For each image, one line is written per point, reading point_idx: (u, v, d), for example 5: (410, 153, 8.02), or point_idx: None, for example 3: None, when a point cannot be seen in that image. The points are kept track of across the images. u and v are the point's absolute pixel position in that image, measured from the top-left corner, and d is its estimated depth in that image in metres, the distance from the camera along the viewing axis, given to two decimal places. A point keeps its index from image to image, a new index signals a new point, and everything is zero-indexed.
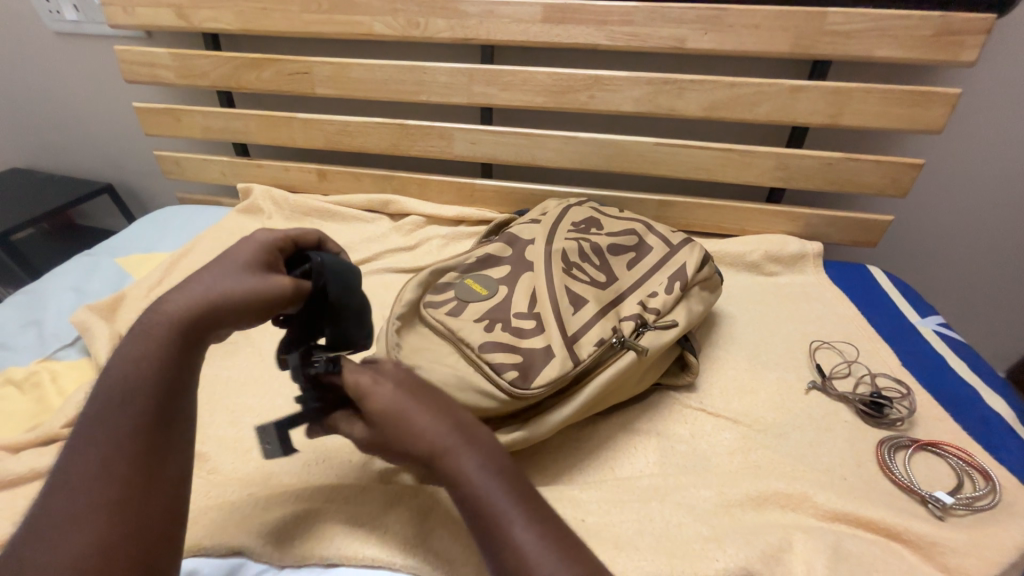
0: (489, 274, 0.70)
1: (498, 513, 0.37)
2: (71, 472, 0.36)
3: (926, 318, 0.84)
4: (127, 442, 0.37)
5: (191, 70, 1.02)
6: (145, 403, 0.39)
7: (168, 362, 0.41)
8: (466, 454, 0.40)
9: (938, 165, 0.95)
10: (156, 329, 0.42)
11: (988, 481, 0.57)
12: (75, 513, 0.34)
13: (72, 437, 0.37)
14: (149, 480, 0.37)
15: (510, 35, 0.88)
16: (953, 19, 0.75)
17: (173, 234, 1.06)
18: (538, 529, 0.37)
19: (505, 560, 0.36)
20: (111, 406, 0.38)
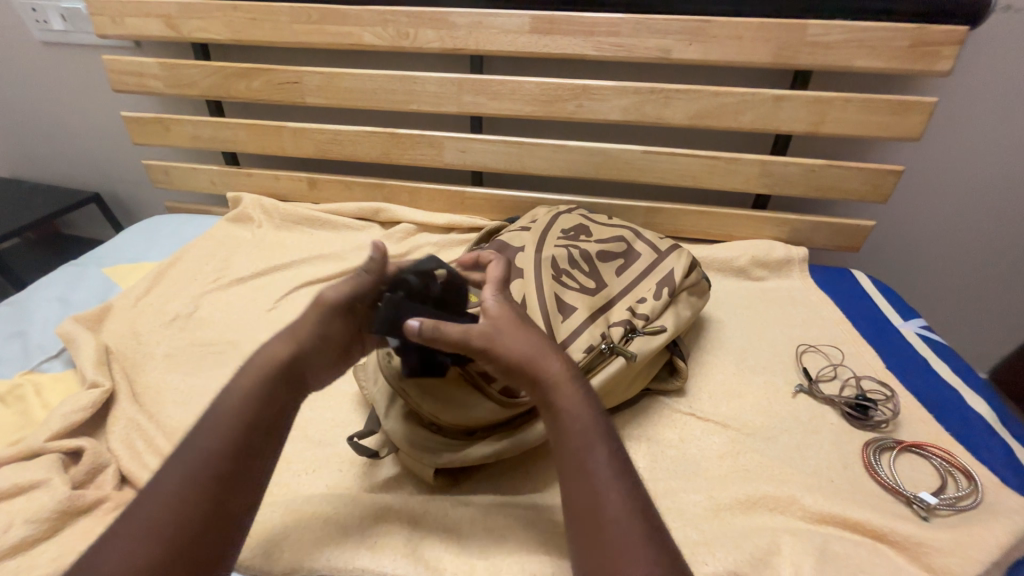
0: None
1: (598, 453, 0.43)
2: (162, 487, 0.41)
3: (909, 320, 0.85)
4: (208, 470, 0.42)
5: (181, 79, 1.02)
6: (235, 437, 0.44)
7: (257, 403, 0.47)
8: (579, 396, 0.46)
9: (918, 172, 0.98)
10: (258, 368, 0.48)
11: (970, 481, 0.58)
12: (152, 530, 0.39)
13: (173, 453, 0.44)
14: (216, 512, 0.41)
15: (498, 45, 0.89)
16: (928, 31, 0.78)
17: (162, 243, 1.06)
18: (620, 479, 0.42)
19: (594, 488, 0.42)
20: (209, 432, 0.44)
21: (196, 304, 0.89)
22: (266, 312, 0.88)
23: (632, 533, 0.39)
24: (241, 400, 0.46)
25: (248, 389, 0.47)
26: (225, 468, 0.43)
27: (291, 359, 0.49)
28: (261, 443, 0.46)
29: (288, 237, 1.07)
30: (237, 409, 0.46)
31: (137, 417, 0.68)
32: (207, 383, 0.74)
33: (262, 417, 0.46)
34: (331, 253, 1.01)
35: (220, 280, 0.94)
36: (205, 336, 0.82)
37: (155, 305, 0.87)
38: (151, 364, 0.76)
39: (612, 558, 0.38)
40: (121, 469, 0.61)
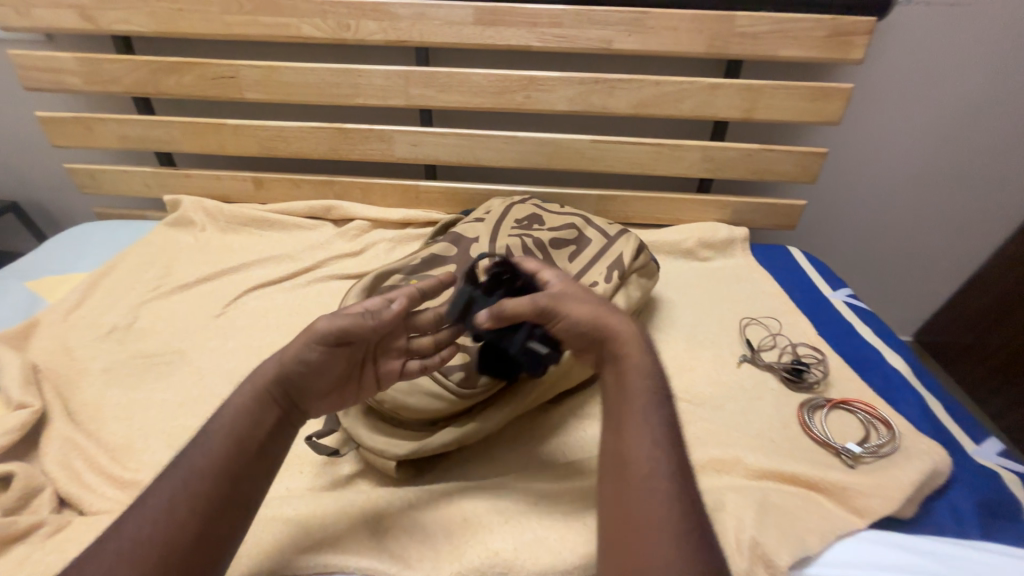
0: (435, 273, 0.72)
1: (656, 411, 0.45)
2: (149, 504, 0.40)
3: (838, 290, 0.93)
4: (196, 488, 0.40)
5: (102, 75, 0.95)
6: (227, 453, 0.43)
7: (251, 419, 0.45)
8: (645, 360, 0.48)
9: (841, 153, 1.06)
10: (254, 384, 0.47)
11: (889, 429, 0.65)
12: (128, 550, 0.37)
13: (166, 467, 0.42)
14: (203, 531, 0.39)
15: (443, 37, 0.89)
16: (842, 22, 0.84)
17: (93, 252, 0.99)
18: (665, 439, 0.43)
19: (648, 439, 0.43)
20: (202, 448, 0.43)
21: (135, 314, 0.84)
22: (214, 318, 0.85)
23: (669, 490, 0.40)
24: (235, 417, 0.45)
25: (244, 405, 0.46)
26: (217, 485, 0.41)
27: (290, 379, 0.47)
28: (255, 462, 0.44)
29: (235, 240, 1.03)
30: (231, 426, 0.44)
31: (74, 436, 0.64)
32: (152, 395, 0.71)
33: (255, 433, 0.45)
34: (283, 254, 0.98)
35: (161, 288, 0.89)
36: (147, 347, 0.78)
37: (88, 317, 0.82)
38: (87, 380, 0.72)
39: (639, 501, 0.40)
40: (59, 491, 0.58)
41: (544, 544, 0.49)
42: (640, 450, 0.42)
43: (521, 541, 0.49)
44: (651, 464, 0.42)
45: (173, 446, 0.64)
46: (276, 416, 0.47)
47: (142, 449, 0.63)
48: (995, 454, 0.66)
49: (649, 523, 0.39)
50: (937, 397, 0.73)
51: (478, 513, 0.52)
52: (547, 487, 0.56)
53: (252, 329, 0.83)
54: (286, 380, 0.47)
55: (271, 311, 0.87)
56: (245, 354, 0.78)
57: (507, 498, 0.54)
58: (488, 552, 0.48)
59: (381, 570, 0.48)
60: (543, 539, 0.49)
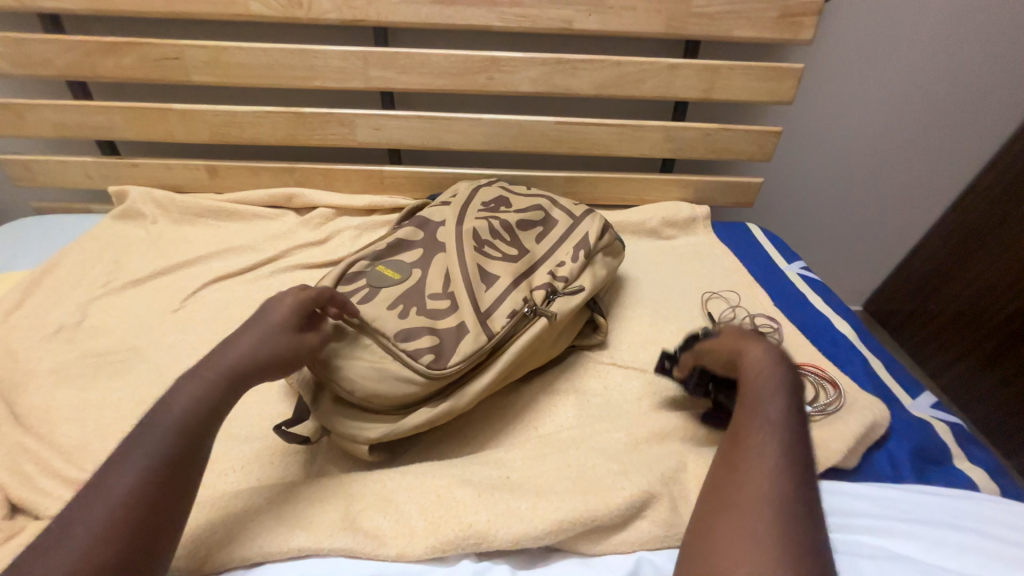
0: (402, 258, 0.71)
1: (778, 408, 0.46)
2: (98, 489, 0.40)
3: (792, 263, 0.98)
4: (146, 472, 0.41)
5: (30, 57, 0.88)
6: (179, 438, 0.44)
7: (207, 407, 0.47)
8: (776, 368, 0.50)
9: (795, 132, 1.10)
10: (208, 373, 0.49)
11: (835, 389, 0.69)
12: (75, 533, 0.37)
13: (115, 457, 0.42)
14: (162, 513, 0.41)
15: (401, 17, 0.86)
16: (792, 3, 0.87)
17: (33, 248, 0.92)
18: (786, 433, 0.44)
19: (763, 426, 0.44)
20: (153, 432, 0.44)
21: (84, 312, 0.80)
22: (172, 313, 0.82)
23: (774, 471, 0.41)
24: (187, 404, 0.46)
25: (196, 393, 0.47)
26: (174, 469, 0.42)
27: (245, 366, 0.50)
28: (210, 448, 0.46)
29: (191, 232, 0.98)
30: (182, 412, 0.45)
31: (24, 441, 0.61)
32: (108, 395, 0.68)
33: (211, 421, 0.47)
34: (243, 245, 0.94)
35: (111, 284, 0.84)
36: (99, 345, 0.75)
37: (30, 318, 0.77)
38: (35, 383, 0.68)
39: (739, 482, 0.41)
40: (10, 498, 0.55)
41: (516, 513, 0.50)
42: (746, 434, 0.44)
43: (494, 512, 0.50)
44: (755, 445, 0.43)
45: None
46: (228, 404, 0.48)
47: (100, 449, 0.61)
48: (929, 406, 0.72)
49: (746, 502, 0.39)
50: (880, 358, 0.79)
51: (451, 489, 0.52)
52: (519, 461, 0.57)
53: (214, 323, 0.81)
54: (245, 369, 0.50)
55: (233, 304, 0.85)
56: (207, 348, 0.76)
57: (480, 473, 0.55)
58: (462, 525, 0.49)
59: (356, 549, 0.48)
60: (515, 509, 0.51)
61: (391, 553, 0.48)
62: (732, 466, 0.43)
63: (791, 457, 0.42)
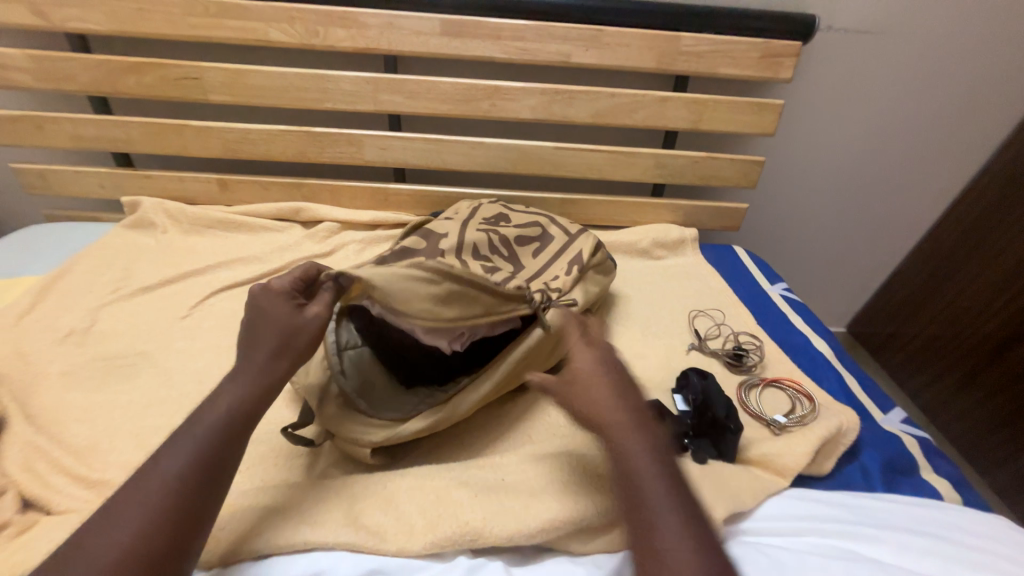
0: (407, 263, 0.74)
1: (635, 434, 0.47)
2: (151, 475, 0.44)
3: (775, 284, 1.03)
4: (195, 460, 0.45)
5: (55, 74, 0.92)
6: (221, 430, 0.48)
7: (247, 396, 0.51)
8: (609, 394, 0.50)
9: (777, 161, 1.17)
10: (246, 365, 0.52)
11: (811, 401, 0.73)
12: (132, 516, 0.41)
13: (166, 444, 0.46)
14: (205, 498, 0.44)
15: (411, 47, 0.92)
16: (772, 45, 0.94)
17: (45, 255, 0.95)
18: (658, 457, 0.46)
19: (630, 457, 0.46)
20: (199, 425, 0.48)
21: (94, 317, 0.82)
22: (180, 320, 0.85)
23: (663, 500, 0.43)
24: (230, 399, 0.50)
25: (238, 390, 0.51)
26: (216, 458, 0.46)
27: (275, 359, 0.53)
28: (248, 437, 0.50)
29: (199, 242, 1.02)
30: (226, 406, 0.49)
31: (36, 439, 0.63)
32: (118, 397, 0.70)
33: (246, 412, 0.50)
34: (250, 256, 0.98)
35: (122, 291, 0.87)
36: (109, 349, 0.77)
37: (42, 321, 0.80)
38: (46, 384, 0.70)
39: (644, 521, 0.42)
40: (23, 493, 0.57)
41: (511, 513, 0.53)
42: (625, 469, 0.46)
43: (490, 511, 0.53)
44: (636, 479, 0.45)
45: (142, 445, 0.64)
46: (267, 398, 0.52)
47: (109, 449, 0.63)
48: (900, 421, 0.76)
49: (662, 539, 0.41)
50: (855, 375, 0.84)
51: (450, 490, 0.55)
52: (513, 464, 0.60)
53: (221, 330, 0.84)
54: (273, 358, 0.53)
55: (239, 312, 0.88)
56: (214, 354, 0.79)
57: (476, 475, 0.58)
58: (460, 523, 0.52)
59: (358, 545, 0.51)
60: (510, 509, 0.54)
61: (391, 549, 0.51)
62: (634, 514, 0.43)
63: (668, 479, 0.45)
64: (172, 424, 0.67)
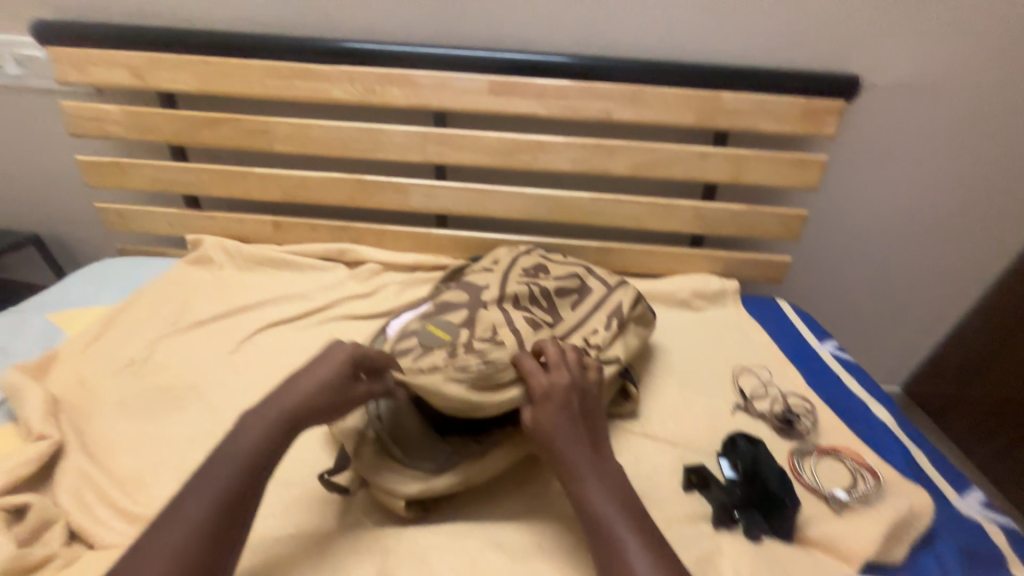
0: (449, 317, 0.77)
1: (587, 473, 0.54)
2: (172, 523, 0.45)
3: (824, 342, 0.98)
4: (212, 511, 0.46)
5: (145, 126, 1.03)
6: (236, 479, 0.48)
7: (267, 445, 0.51)
8: (569, 436, 0.56)
9: (821, 214, 1.15)
10: (269, 412, 0.53)
11: (875, 477, 0.68)
12: (151, 565, 0.42)
13: (186, 488, 0.48)
14: (214, 555, 0.44)
15: (461, 104, 0.98)
16: (814, 103, 0.95)
17: (113, 286, 1.02)
18: (614, 496, 0.53)
19: (585, 495, 0.53)
20: (218, 471, 0.48)
21: (151, 348, 0.87)
22: (228, 354, 0.88)
23: (625, 532, 0.50)
24: (249, 445, 0.50)
25: (257, 435, 0.51)
26: (227, 511, 0.46)
27: (299, 409, 0.53)
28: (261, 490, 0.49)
29: (251, 278, 1.07)
30: (245, 453, 0.49)
31: (88, 469, 0.65)
32: (165, 430, 0.72)
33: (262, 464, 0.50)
34: (297, 293, 1.02)
35: (178, 324, 0.92)
36: (161, 381, 0.80)
37: (105, 351, 0.85)
38: (102, 413, 0.74)
39: (614, 552, 0.50)
40: (70, 524, 0.58)
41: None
42: (585, 506, 0.53)
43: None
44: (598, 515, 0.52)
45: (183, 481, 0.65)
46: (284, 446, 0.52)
47: (153, 484, 0.65)
48: (979, 505, 0.69)
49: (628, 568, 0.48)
50: (923, 449, 0.76)
51: (484, 552, 0.55)
52: (548, 528, 0.58)
53: (265, 366, 0.86)
54: (302, 408, 0.53)
55: (283, 348, 0.90)
56: (256, 390, 0.81)
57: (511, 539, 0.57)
58: None
59: None
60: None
61: None
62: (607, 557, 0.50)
63: (622, 509, 0.52)
64: None
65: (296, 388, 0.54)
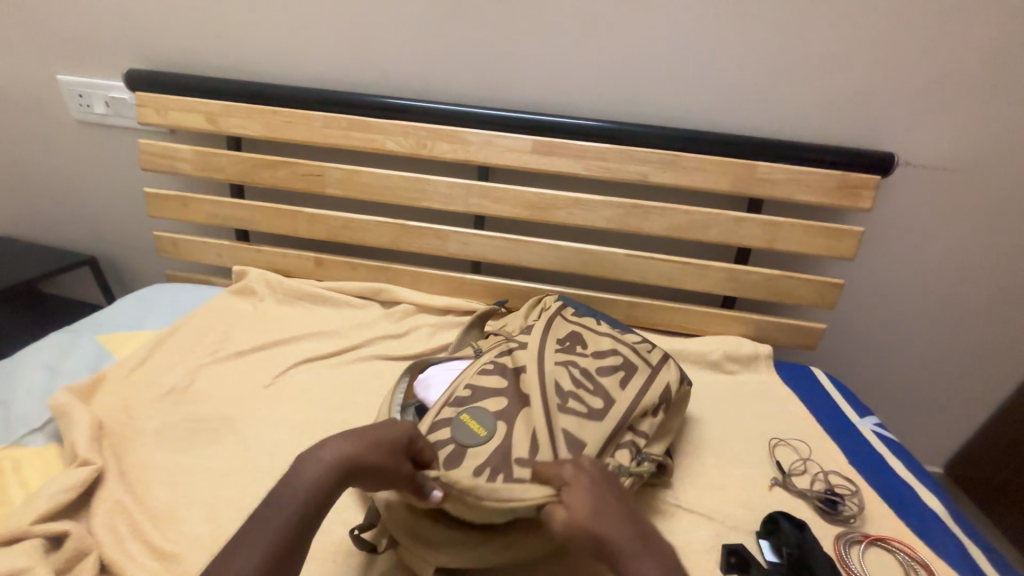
0: (485, 408, 0.71)
1: (637, 563, 0.48)
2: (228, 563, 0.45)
3: (865, 418, 0.95)
4: (270, 555, 0.46)
5: (211, 165, 1.11)
6: (294, 526, 0.49)
7: (325, 494, 0.52)
8: (607, 520, 0.51)
9: (857, 284, 1.14)
10: (329, 458, 0.54)
11: (930, 575, 0.65)
12: None
13: (245, 527, 0.48)
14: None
15: (504, 160, 1.04)
16: (850, 178, 0.97)
17: (161, 312, 1.07)
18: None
19: None
20: (278, 513, 0.49)
21: (192, 376, 0.89)
22: (263, 388, 0.89)
23: None
24: (309, 489, 0.51)
25: (317, 479, 0.52)
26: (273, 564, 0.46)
27: (360, 462, 0.55)
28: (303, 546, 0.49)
29: (289, 312, 1.11)
30: (304, 498, 0.51)
31: (123, 498, 0.66)
32: (199, 462, 0.73)
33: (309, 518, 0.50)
34: (332, 330, 1.05)
35: (218, 353, 0.95)
36: (198, 412, 0.82)
37: (149, 376, 0.87)
38: (140, 440, 0.75)
39: None
40: (102, 556, 0.59)
41: None
42: None
43: None
44: None
45: (213, 519, 0.65)
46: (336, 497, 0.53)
47: (183, 519, 0.65)
48: None
49: None
50: (981, 547, 0.71)
51: None
52: None
53: (297, 402, 0.87)
54: (362, 463, 0.54)
55: (316, 385, 0.92)
56: (288, 427, 0.81)
57: None
58: None
59: None
60: None
61: None
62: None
63: None
64: (242, 499, 0.69)
65: (354, 442, 0.55)
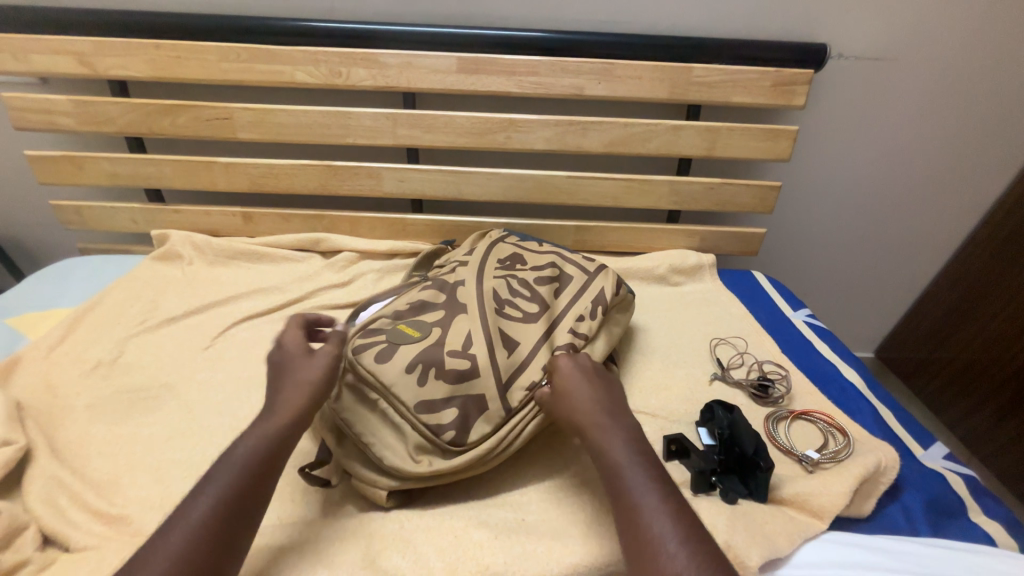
0: (425, 317, 0.73)
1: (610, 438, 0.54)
2: (191, 514, 0.44)
3: (798, 310, 1.01)
4: (228, 496, 0.46)
5: (96, 116, 0.98)
6: (252, 468, 0.49)
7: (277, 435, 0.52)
8: (589, 405, 0.58)
9: (793, 186, 1.17)
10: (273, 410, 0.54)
11: (845, 436, 0.71)
12: (171, 550, 0.42)
13: (199, 481, 0.47)
14: (237, 535, 0.45)
15: (429, 83, 0.96)
16: (784, 74, 0.95)
17: (77, 286, 0.98)
18: (634, 452, 0.53)
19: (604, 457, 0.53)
20: (231, 461, 0.49)
21: (121, 348, 0.84)
22: (201, 351, 0.86)
23: (646, 492, 0.49)
24: (259, 437, 0.51)
25: (264, 429, 0.52)
26: (246, 491, 0.47)
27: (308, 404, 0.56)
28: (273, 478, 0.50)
29: (222, 273, 1.04)
30: (255, 444, 0.50)
31: (59, 473, 0.64)
32: (139, 430, 0.71)
33: (275, 467, 0.51)
34: (271, 286, 1.00)
35: (148, 322, 0.90)
36: (134, 381, 0.79)
37: (72, 353, 0.82)
38: (72, 417, 0.72)
39: (634, 514, 0.48)
40: (44, 528, 0.57)
41: (520, 550, 0.53)
42: (606, 469, 0.53)
43: (510, 554, 0.53)
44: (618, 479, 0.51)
45: (162, 480, 0.65)
46: (291, 438, 0.53)
47: (130, 484, 0.64)
48: (942, 457, 0.72)
49: (649, 525, 0.46)
50: (890, 408, 0.80)
51: (469, 531, 0.55)
52: (532, 505, 0.60)
53: (241, 361, 0.84)
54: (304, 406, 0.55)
55: (259, 342, 0.88)
56: (233, 386, 0.79)
57: (494, 514, 0.58)
58: (479, 566, 0.52)
59: None
60: (517, 545, 0.54)
61: None
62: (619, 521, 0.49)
63: (645, 471, 0.51)
64: (190, 459, 0.68)
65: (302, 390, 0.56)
